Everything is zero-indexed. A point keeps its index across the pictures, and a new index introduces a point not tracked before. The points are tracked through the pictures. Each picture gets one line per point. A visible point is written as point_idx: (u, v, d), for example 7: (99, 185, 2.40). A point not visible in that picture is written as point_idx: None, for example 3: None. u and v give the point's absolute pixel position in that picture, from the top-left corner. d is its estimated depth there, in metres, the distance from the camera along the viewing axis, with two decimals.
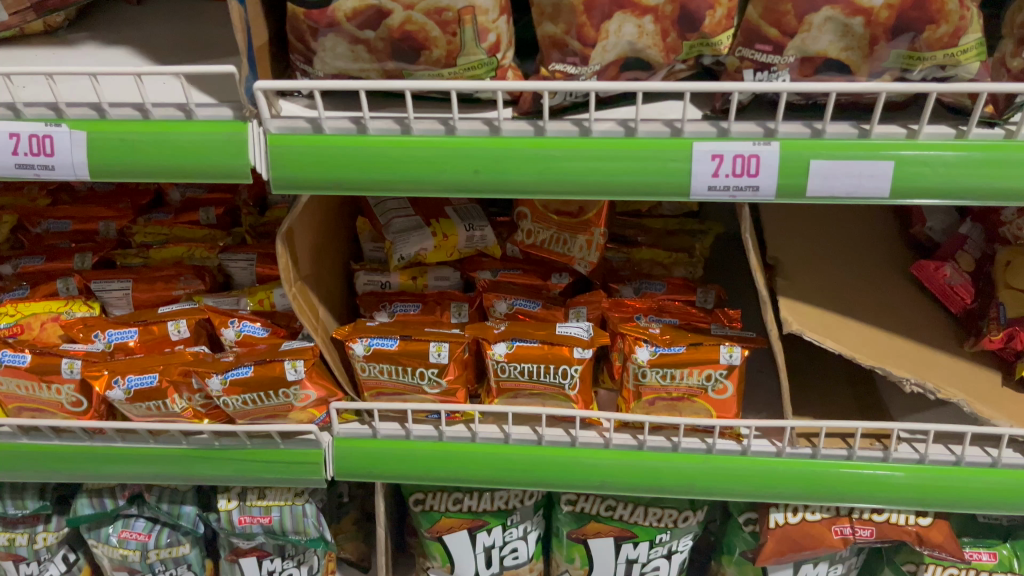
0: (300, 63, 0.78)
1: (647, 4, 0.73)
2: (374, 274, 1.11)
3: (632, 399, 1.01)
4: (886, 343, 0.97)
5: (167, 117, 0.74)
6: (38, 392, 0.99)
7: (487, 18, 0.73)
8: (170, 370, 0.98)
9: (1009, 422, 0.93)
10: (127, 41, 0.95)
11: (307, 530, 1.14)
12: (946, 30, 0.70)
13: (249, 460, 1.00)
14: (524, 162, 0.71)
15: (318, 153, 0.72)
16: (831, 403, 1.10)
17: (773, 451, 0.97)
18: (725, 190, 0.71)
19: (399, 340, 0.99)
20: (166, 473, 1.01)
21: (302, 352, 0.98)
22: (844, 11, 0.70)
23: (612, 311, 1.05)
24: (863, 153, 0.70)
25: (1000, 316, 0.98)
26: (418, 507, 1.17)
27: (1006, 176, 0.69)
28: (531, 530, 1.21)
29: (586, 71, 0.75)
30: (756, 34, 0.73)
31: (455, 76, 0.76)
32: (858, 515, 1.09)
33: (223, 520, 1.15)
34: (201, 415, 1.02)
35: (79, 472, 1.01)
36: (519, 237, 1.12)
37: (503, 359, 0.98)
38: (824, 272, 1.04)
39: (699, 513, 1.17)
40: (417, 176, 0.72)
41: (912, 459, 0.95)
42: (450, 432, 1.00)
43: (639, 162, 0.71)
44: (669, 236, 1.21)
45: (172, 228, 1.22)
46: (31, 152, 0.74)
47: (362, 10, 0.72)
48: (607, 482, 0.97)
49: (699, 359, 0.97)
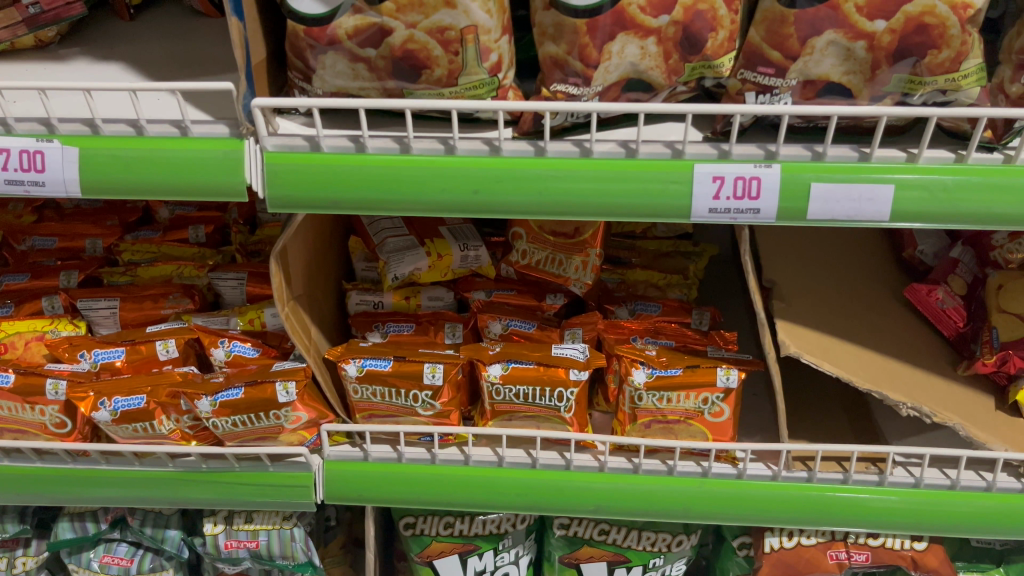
0: (299, 81, 0.77)
1: (650, 25, 0.73)
2: (366, 295, 1.10)
3: (628, 421, 1.00)
4: (882, 365, 0.97)
5: (162, 133, 0.73)
6: (21, 413, 0.96)
7: (489, 37, 0.73)
8: (158, 392, 0.95)
9: (1003, 446, 0.93)
10: (121, 57, 0.94)
11: (295, 555, 1.12)
12: (947, 55, 0.71)
13: (236, 483, 0.98)
14: (525, 183, 0.71)
15: (315, 173, 0.71)
16: (824, 426, 1.10)
17: (768, 475, 0.96)
18: (726, 213, 0.71)
19: (393, 361, 0.97)
20: (152, 496, 0.98)
21: (294, 373, 0.96)
22: (847, 35, 0.71)
23: (608, 333, 1.04)
24: (863, 177, 0.70)
25: (993, 340, 0.98)
26: (408, 531, 1.14)
27: (1004, 201, 0.69)
28: (522, 554, 1.19)
29: (586, 92, 0.75)
30: (759, 57, 0.74)
31: (457, 95, 0.75)
32: (853, 539, 1.08)
33: (208, 545, 1.12)
34: (188, 437, 1.00)
35: (61, 495, 0.98)
36: (514, 258, 1.11)
37: (498, 381, 0.97)
38: (820, 294, 1.04)
39: (693, 537, 1.15)
40: (415, 196, 0.71)
41: (907, 484, 0.94)
42: (442, 455, 0.98)
43: (641, 184, 0.70)
44: (664, 257, 1.20)
45: (161, 245, 1.20)
46: (21, 168, 0.72)
47: (364, 28, 0.72)
48: (602, 507, 0.96)
49: (695, 381, 0.96)
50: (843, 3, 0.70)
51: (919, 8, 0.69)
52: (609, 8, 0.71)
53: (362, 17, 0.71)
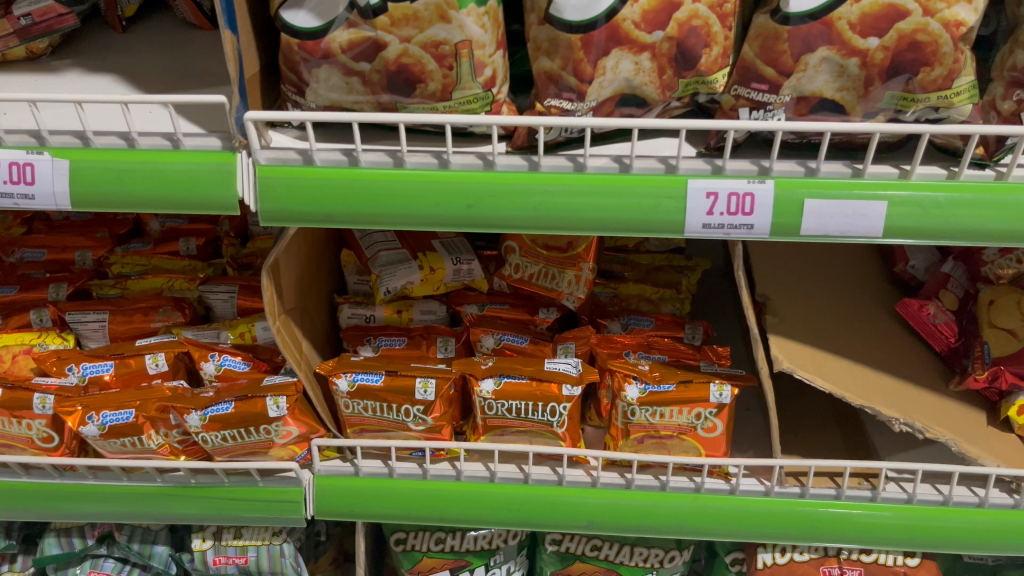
0: (292, 94, 0.77)
1: (644, 41, 0.73)
2: (358, 308, 1.09)
3: (621, 436, 1.00)
4: (874, 380, 0.97)
5: (154, 146, 0.72)
6: (8, 427, 0.95)
7: (483, 52, 0.73)
8: (147, 406, 0.94)
9: (996, 462, 0.93)
10: (113, 68, 0.94)
11: (284, 570, 1.11)
12: (940, 73, 0.71)
13: (224, 498, 0.96)
14: (519, 197, 0.71)
15: (306, 186, 0.71)
16: (818, 442, 1.09)
17: (761, 490, 0.95)
18: (720, 228, 0.71)
19: (384, 375, 0.96)
20: (139, 512, 0.97)
21: (285, 389, 0.95)
22: (839, 52, 0.71)
23: (601, 347, 1.04)
24: (855, 193, 0.70)
25: (985, 355, 0.99)
26: (398, 547, 1.13)
27: (997, 218, 0.70)
28: (513, 570, 1.18)
29: (580, 107, 0.76)
30: (752, 73, 0.74)
31: (450, 110, 0.75)
32: (846, 556, 1.07)
33: (195, 560, 1.10)
34: (177, 452, 0.98)
35: (46, 511, 0.97)
36: (506, 272, 1.10)
37: (490, 397, 0.96)
38: (813, 308, 1.04)
39: (685, 553, 1.14)
40: (407, 210, 0.71)
41: (900, 499, 0.94)
42: (434, 470, 0.97)
43: (634, 199, 0.70)
44: (656, 271, 1.20)
45: (151, 258, 1.19)
46: (10, 180, 0.71)
47: (358, 42, 0.72)
48: (595, 522, 0.95)
49: (688, 397, 0.96)
50: (837, 21, 0.70)
51: (912, 25, 0.70)
52: (603, 24, 0.71)
53: (356, 31, 0.71)
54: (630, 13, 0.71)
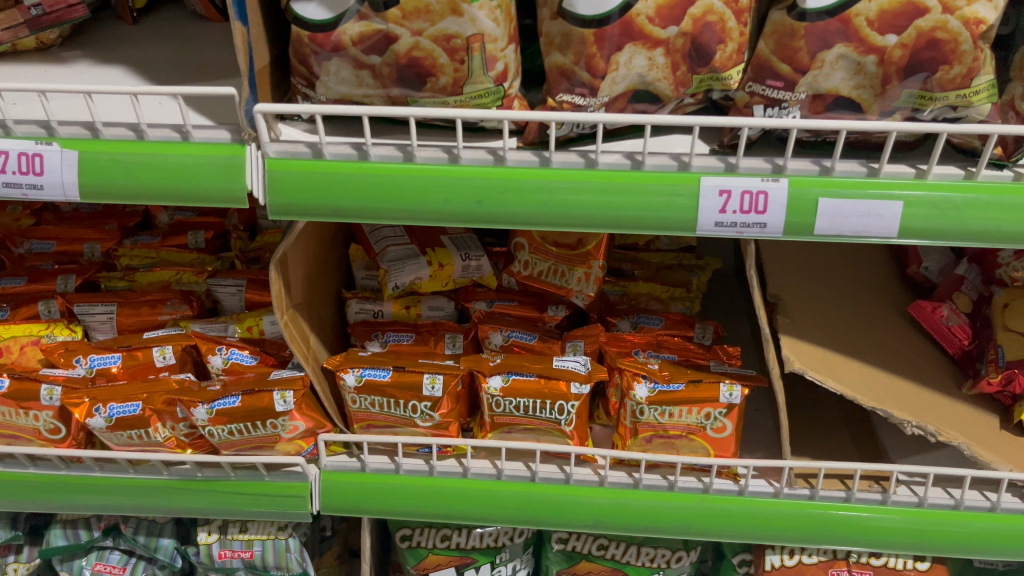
0: (302, 87, 0.76)
1: (658, 36, 0.72)
2: (366, 304, 1.09)
3: (629, 436, 0.99)
4: (885, 381, 0.96)
5: (163, 138, 0.72)
6: (16, 418, 0.96)
7: (495, 46, 0.72)
8: (154, 399, 0.94)
9: (1008, 466, 0.92)
10: (123, 60, 0.93)
11: (290, 566, 1.10)
12: (959, 71, 0.70)
13: (230, 492, 0.96)
14: (529, 193, 0.70)
15: (314, 179, 0.70)
16: (828, 444, 1.08)
17: (770, 492, 0.94)
18: (732, 226, 0.70)
19: (392, 371, 0.96)
20: (145, 504, 0.97)
21: (292, 383, 0.94)
22: (857, 49, 0.70)
23: (610, 345, 1.03)
24: (871, 193, 0.69)
25: (998, 359, 0.97)
26: (404, 543, 1.13)
27: (1014, 219, 0.68)
28: (519, 568, 1.17)
29: (593, 103, 0.75)
30: (767, 69, 0.73)
31: (461, 104, 0.75)
32: (855, 559, 1.06)
33: (201, 554, 1.10)
34: (184, 445, 0.98)
35: (53, 502, 0.97)
36: (516, 268, 1.10)
37: (498, 394, 0.95)
38: (824, 309, 1.03)
39: (693, 553, 1.13)
40: (417, 205, 0.71)
41: (911, 503, 0.93)
42: (441, 467, 0.97)
43: (644, 196, 0.70)
44: (666, 270, 1.20)
45: (159, 251, 1.19)
46: (19, 170, 0.71)
47: (369, 35, 0.71)
48: (602, 522, 0.94)
49: (698, 397, 0.95)
50: (855, 17, 0.69)
51: (931, 23, 0.68)
52: (616, 19, 0.70)
53: (367, 24, 0.71)
54: (645, 8, 0.71)
